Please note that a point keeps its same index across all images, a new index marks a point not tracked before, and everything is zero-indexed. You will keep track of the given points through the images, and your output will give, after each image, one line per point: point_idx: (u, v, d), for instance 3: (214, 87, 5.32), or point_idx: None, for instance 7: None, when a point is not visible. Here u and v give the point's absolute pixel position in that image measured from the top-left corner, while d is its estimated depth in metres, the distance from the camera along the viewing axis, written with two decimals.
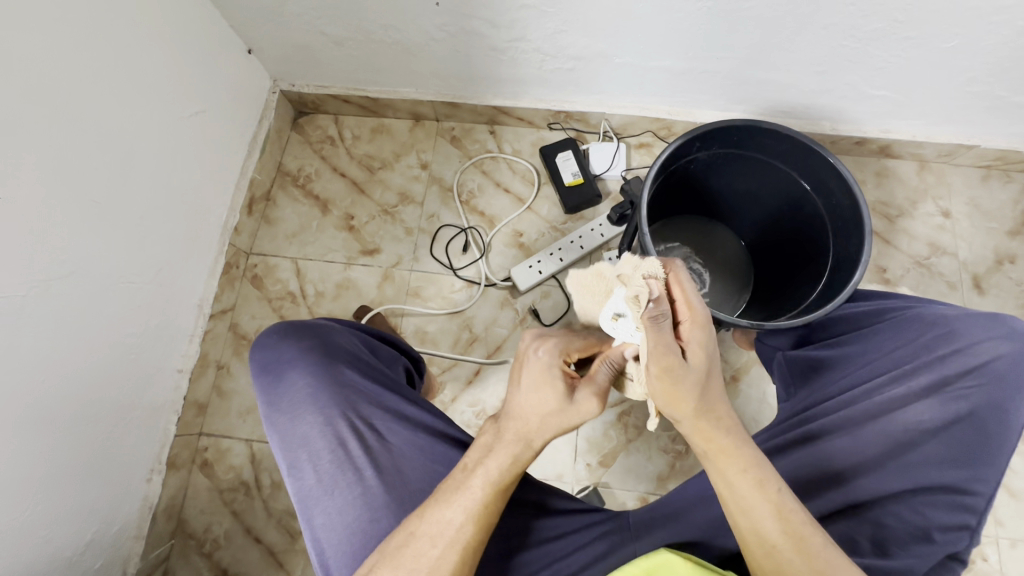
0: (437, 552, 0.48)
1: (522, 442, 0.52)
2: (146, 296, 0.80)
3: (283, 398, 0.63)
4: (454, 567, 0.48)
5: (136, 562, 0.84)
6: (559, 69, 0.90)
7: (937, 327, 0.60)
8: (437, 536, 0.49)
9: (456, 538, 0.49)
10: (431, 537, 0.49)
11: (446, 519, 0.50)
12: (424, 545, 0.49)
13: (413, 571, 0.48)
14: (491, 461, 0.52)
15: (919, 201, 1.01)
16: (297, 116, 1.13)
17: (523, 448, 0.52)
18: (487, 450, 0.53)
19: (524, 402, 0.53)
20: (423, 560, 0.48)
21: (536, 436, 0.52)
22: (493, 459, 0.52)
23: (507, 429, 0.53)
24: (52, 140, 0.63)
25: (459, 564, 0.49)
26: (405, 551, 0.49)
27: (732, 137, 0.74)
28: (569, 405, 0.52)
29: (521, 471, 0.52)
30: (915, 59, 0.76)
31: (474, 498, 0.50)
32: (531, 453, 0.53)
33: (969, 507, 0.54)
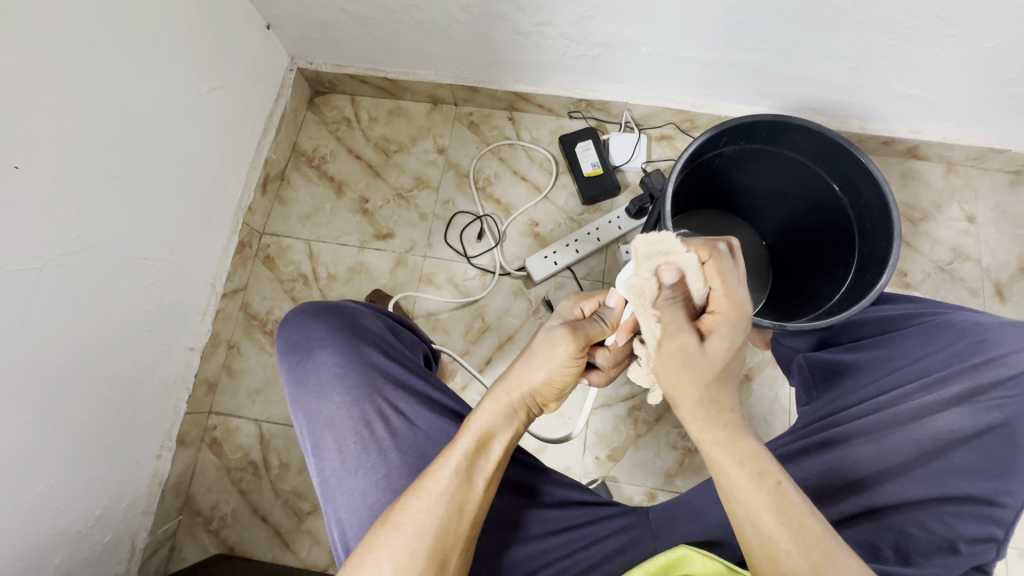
0: (423, 508, 0.48)
1: (512, 397, 0.53)
2: (159, 273, 0.80)
3: (310, 376, 0.63)
4: (438, 523, 0.47)
5: (144, 538, 0.85)
6: (583, 56, 0.88)
7: (969, 336, 0.60)
8: (423, 490, 0.49)
9: (443, 491, 0.48)
10: (418, 491, 0.49)
11: (433, 473, 0.49)
12: (413, 500, 0.48)
13: (400, 526, 0.47)
14: (479, 415, 0.52)
15: (944, 205, 0.99)
16: (313, 96, 1.11)
17: (511, 403, 0.53)
18: (476, 407, 0.54)
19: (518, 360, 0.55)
20: (411, 516, 0.47)
21: (523, 386, 0.53)
22: (480, 413, 0.52)
23: (498, 387, 0.54)
24: (69, 111, 0.61)
25: (444, 522, 0.47)
26: (395, 509, 0.48)
27: (760, 132, 0.72)
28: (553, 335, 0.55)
29: (510, 428, 0.53)
30: (952, 58, 0.74)
31: (459, 452, 0.50)
32: (518, 411, 0.53)
33: (998, 519, 0.53)
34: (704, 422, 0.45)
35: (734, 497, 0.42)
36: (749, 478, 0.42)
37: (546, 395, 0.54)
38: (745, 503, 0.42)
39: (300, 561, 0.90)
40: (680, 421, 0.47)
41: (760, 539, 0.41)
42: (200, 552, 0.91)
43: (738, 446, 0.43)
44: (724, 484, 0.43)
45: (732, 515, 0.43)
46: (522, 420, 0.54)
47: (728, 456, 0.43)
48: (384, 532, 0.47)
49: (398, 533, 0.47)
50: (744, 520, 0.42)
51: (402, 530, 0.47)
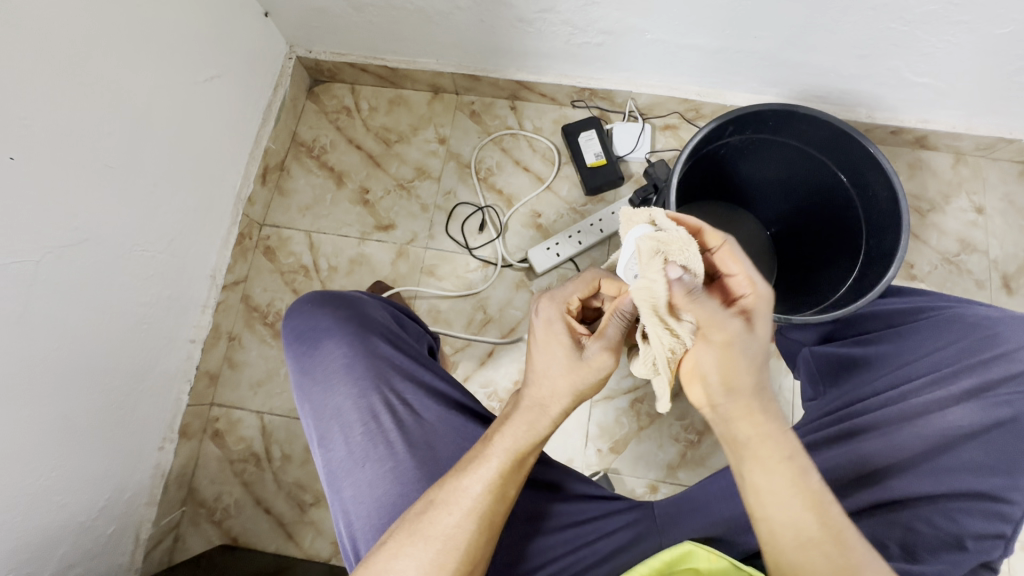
0: (453, 522, 0.48)
1: (545, 411, 0.52)
2: (159, 265, 0.79)
3: (317, 367, 0.63)
4: (469, 537, 0.47)
5: (148, 528, 0.85)
6: (586, 44, 0.87)
7: (979, 330, 0.59)
8: (454, 505, 0.48)
9: (474, 507, 0.48)
10: (447, 505, 0.48)
11: (464, 488, 0.49)
12: (440, 512, 0.48)
13: (429, 539, 0.47)
14: (510, 431, 0.51)
15: (952, 196, 0.98)
16: (313, 85, 1.10)
17: (542, 417, 0.52)
18: (505, 421, 0.52)
19: (545, 372, 0.52)
20: (440, 528, 0.48)
21: (552, 403, 0.52)
22: (513, 430, 0.51)
23: (527, 402, 0.53)
24: (65, 101, 0.60)
25: (474, 535, 0.48)
26: (422, 519, 0.48)
27: (767, 122, 0.71)
28: (580, 362, 0.51)
29: (541, 442, 0.52)
30: (965, 45, 0.72)
31: (492, 469, 0.49)
32: (550, 425, 0.52)
33: (1006, 516, 0.52)
34: (733, 426, 0.46)
35: (776, 499, 0.44)
36: (794, 478, 0.44)
37: (573, 406, 0.53)
38: (781, 505, 0.44)
39: (303, 552, 0.91)
40: (714, 422, 0.47)
41: (799, 540, 0.44)
42: (204, 543, 0.92)
43: (766, 450, 0.45)
44: (753, 486, 0.45)
45: (757, 518, 0.46)
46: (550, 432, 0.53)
47: (759, 459, 0.45)
48: (410, 542, 0.47)
49: (426, 544, 0.47)
50: (770, 523, 0.45)
51: (432, 543, 0.47)
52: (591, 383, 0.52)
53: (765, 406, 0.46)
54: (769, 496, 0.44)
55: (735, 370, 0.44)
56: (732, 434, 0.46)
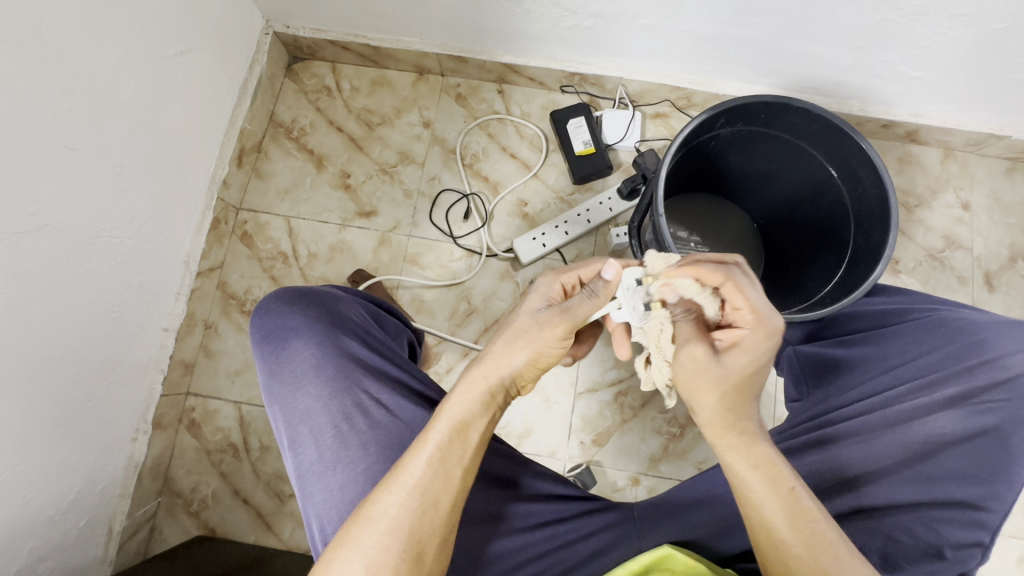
0: (395, 502, 0.47)
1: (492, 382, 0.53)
2: (128, 252, 0.76)
3: (285, 368, 0.61)
4: (411, 516, 0.47)
5: (122, 520, 0.83)
6: (577, 27, 0.84)
7: (964, 336, 0.61)
8: (395, 483, 0.48)
9: (415, 484, 0.48)
10: (390, 485, 0.48)
11: (406, 467, 0.49)
12: (384, 494, 0.48)
13: (374, 522, 0.47)
14: (453, 403, 0.52)
15: (939, 191, 0.98)
16: (292, 62, 1.05)
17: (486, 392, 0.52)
18: (448, 396, 0.53)
19: (505, 343, 0.53)
20: (382, 510, 0.47)
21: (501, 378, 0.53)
22: (455, 401, 0.52)
23: (468, 375, 0.53)
24: (22, 77, 0.56)
25: (417, 515, 0.47)
26: (368, 505, 0.48)
27: (759, 114, 0.69)
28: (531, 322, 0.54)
29: (485, 414, 0.52)
30: (961, 39, 0.71)
31: (434, 444, 0.49)
32: (495, 395, 0.53)
33: (984, 525, 0.54)
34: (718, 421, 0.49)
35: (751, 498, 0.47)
36: (763, 481, 0.47)
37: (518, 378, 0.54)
38: (760, 506, 0.46)
39: (282, 542, 0.90)
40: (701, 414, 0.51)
41: (772, 542, 0.46)
42: (181, 533, 0.91)
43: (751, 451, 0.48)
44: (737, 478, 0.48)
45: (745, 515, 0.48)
46: (496, 405, 0.53)
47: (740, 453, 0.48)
48: (355, 527, 0.47)
49: (370, 529, 0.46)
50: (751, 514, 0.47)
51: (376, 527, 0.46)
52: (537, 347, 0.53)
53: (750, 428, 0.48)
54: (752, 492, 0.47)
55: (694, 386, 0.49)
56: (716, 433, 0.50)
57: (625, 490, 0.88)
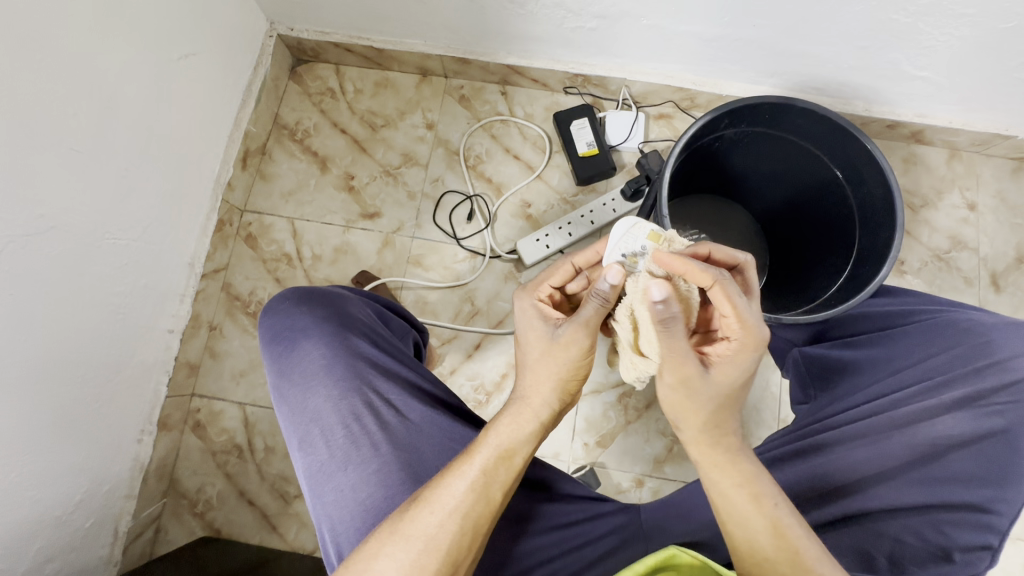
0: (435, 521, 0.47)
1: (534, 412, 0.54)
2: (133, 254, 0.76)
3: (295, 368, 0.61)
4: (450, 538, 0.47)
5: (127, 521, 0.84)
6: (580, 28, 0.84)
7: (973, 337, 0.60)
8: (437, 502, 0.48)
9: (458, 506, 0.48)
10: (431, 504, 0.48)
11: (448, 486, 0.49)
12: (422, 511, 0.48)
13: (409, 538, 0.46)
14: (500, 429, 0.53)
15: (945, 192, 0.97)
16: (296, 64, 1.06)
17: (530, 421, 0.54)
18: (494, 422, 0.54)
19: (544, 374, 0.54)
20: (420, 527, 0.47)
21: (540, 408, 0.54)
22: (502, 427, 0.53)
23: (514, 403, 0.55)
24: (28, 81, 0.56)
25: (456, 536, 0.47)
26: (403, 519, 0.48)
27: (764, 115, 0.69)
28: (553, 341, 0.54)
29: (528, 444, 0.53)
30: (967, 39, 0.70)
31: (478, 467, 0.50)
32: (537, 426, 0.54)
33: (992, 527, 0.53)
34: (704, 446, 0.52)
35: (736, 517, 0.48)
36: (749, 499, 0.48)
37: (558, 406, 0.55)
38: (744, 525, 0.48)
39: (287, 543, 0.90)
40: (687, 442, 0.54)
41: (755, 560, 0.47)
42: (186, 534, 0.91)
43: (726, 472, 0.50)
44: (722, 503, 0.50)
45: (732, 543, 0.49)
46: (541, 434, 0.55)
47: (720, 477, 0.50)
48: (390, 542, 0.46)
49: (407, 545, 0.46)
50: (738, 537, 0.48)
51: (411, 543, 0.46)
52: (568, 367, 0.54)
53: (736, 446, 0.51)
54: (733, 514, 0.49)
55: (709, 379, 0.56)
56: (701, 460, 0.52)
57: (629, 491, 0.88)
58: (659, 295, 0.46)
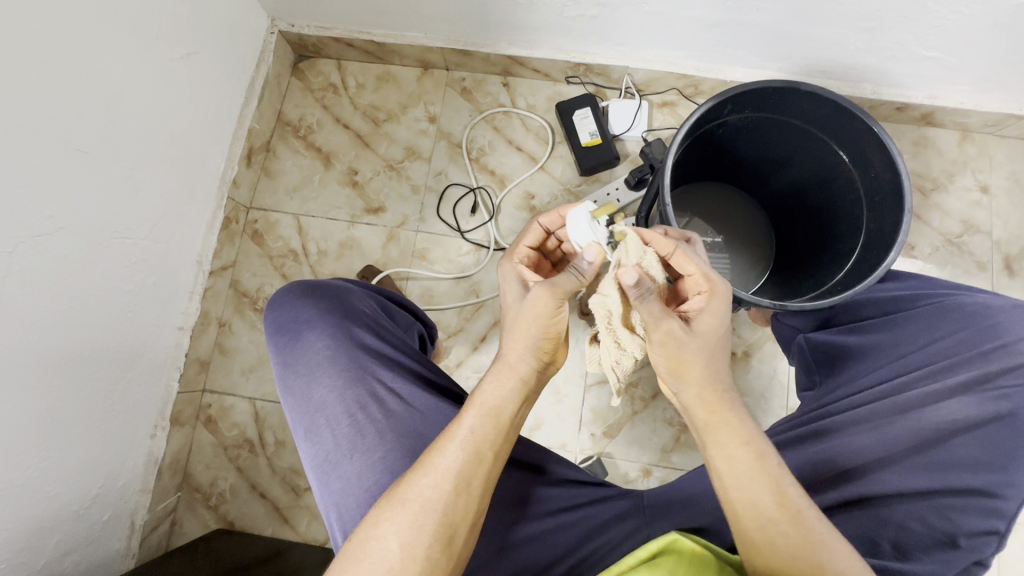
0: (431, 484, 0.48)
1: (521, 365, 0.55)
2: (142, 253, 0.77)
3: (300, 360, 0.62)
4: (445, 498, 0.47)
5: (143, 514, 0.86)
6: (582, 16, 0.83)
7: (979, 320, 0.60)
8: (430, 466, 0.49)
9: (451, 467, 0.48)
10: (425, 467, 0.49)
11: (440, 449, 0.50)
12: (418, 475, 0.48)
13: (407, 501, 0.47)
14: (484, 392, 0.53)
15: (957, 174, 0.95)
16: (297, 60, 1.06)
17: (512, 378, 0.54)
18: (479, 386, 0.54)
19: (521, 333, 0.55)
20: (417, 491, 0.47)
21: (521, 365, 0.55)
22: (485, 391, 0.53)
23: (497, 364, 0.55)
24: (33, 83, 0.57)
25: (451, 497, 0.48)
26: (402, 487, 0.48)
27: (767, 100, 0.68)
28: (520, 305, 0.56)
29: (514, 401, 0.53)
30: (977, 17, 0.69)
31: (468, 427, 0.51)
32: (523, 385, 0.55)
33: (999, 512, 0.53)
34: (700, 413, 0.52)
35: (736, 474, 0.49)
36: (750, 458, 0.49)
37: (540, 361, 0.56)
38: (748, 490, 0.48)
39: (299, 535, 0.92)
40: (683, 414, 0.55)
41: (760, 523, 0.47)
42: (201, 527, 0.93)
43: (728, 436, 0.50)
44: (720, 470, 0.50)
45: (727, 504, 0.49)
46: (529, 389, 0.55)
47: (722, 443, 0.50)
48: (389, 507, 0.47)
49: (404, 508, 0.47)
50: (734, 503, 0.48)
51: (409, 506, 0.47)
52: (539, 329, 0.55)
53: (723, 395, 0.52)
54: (733, 478, 0.48)
55: (679, 358, 0.51)
56: (694, 421, 0.53)
57: (637, 481, 0.88)
58: (632, 278, 0.51)
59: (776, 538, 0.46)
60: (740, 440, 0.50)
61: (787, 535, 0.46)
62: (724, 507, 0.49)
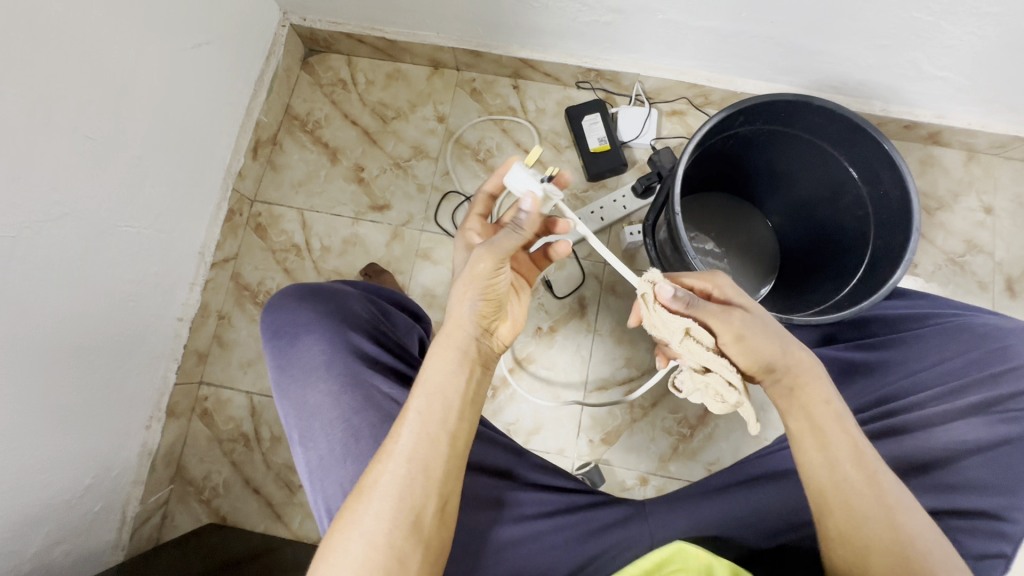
0: (387, 471, 0.47)
1: (461, 337, 0.54)
2: (145, 242, 0.77)
3: (296, 364, 0.61)
4: (402, 484, 0.46)
5: (135, 506, 0.85)
6: (595, 22, 0.83)
7: (988, 343, 0.61)
8: (386, 453, 0.48)
9: (405, 451, 0.47)
10: (382, 456, 0.48)
11: (393, 437, 0.49)
12: (376, 465, 0.48)
13: (368, 492, 0.46)
14: (428, 372, 0.52)
15: (961, 194, 0.96)
16: (308, 55, 1.05)
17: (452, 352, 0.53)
18: (424, 365, 0.53)
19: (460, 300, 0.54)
20: (375, 479, 0.47)
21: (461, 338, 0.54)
22: (430, 370, 0.52)
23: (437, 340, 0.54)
24: (43, 67, 0.56)
25: (410, 481, 0.46)
26: (364, 478, 0.47)
27: (779, 113, 0.68)
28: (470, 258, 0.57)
29: (458, 375, 0.52)
30: (990, 38, 0.69)
31: (416, 411, 0.49)
32: (465, 358, 0.53)
33: (1007, 535, 0.51)
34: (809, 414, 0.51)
35: (817, 439, 0.49)
36: (830, 427, 0.50)
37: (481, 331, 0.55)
38: (863, 496, 0.46)
39: (292, 532, 0.91)
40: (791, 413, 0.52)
41: (889, 537, 0.44)
42: (192, 520, 0.92)
43: (836, 430, 0.49)
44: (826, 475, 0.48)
45: (838, 520, 0.46)
46: (474, 363, 0.54)
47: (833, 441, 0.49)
48: (354, 497, 0.47)
49: (366, 499, 0.46)
50: (849, 517, 0.46)
51: (369, 494, 0.46)
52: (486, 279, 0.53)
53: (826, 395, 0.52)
54: (853, 484, 0.47)
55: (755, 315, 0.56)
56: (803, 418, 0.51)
57: (634, 489, 0.88)
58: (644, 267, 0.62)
59: (862, 518, 0.45)
60: (844, 438, 0.49)
61: (873, 522, 0.45)
62: (829, 517, 0.47)
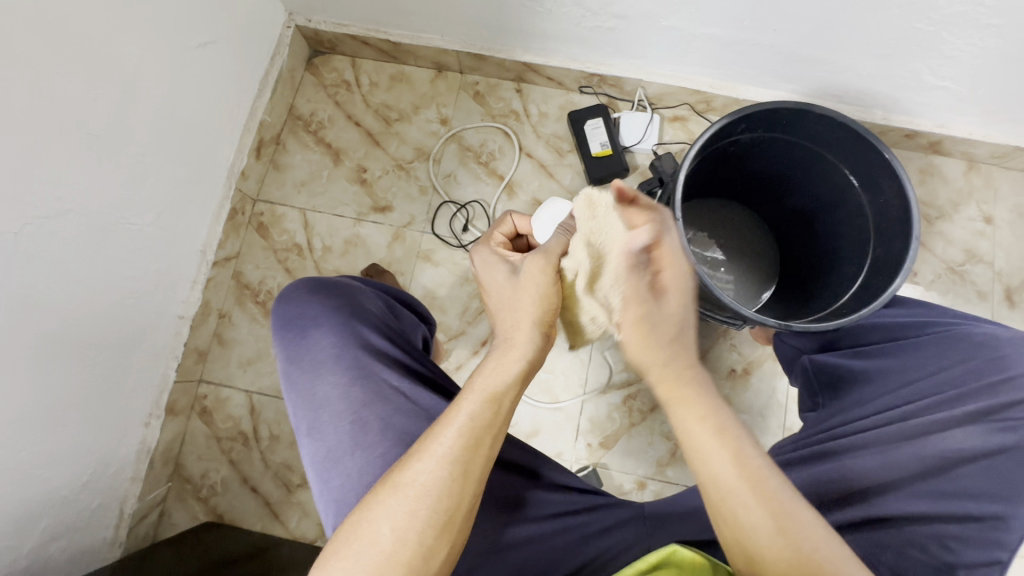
0: (424, 469, 0.46)
1: (521, 344, 0.53)
2: (147, 240, 0.77)
3: (306, 355, 0.61)
4: (441, 484, 0.45)
5: (132, 503, 0.85)
6: (598, 28, 0.83)
7: (986, 351, 0.61)
8: (427, 450, 0.47)
9: (447, 453, 0.46)
10: (421, 453, 0.47)
11: (437, 436, 0.48)
12: (413, 461, 0.47)
13: (404, 488, 0.46)
14: (482, 375, 0.51)
15: (961, 204, 0.96)
16: (312, 56, 1.06)
17: (512, 359, 0.52)
18: (478, 367, 0.52)
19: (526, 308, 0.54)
20: (411, 476, 0.46)
21: (520, 342, 0.53)
22: (484, 372, 0.51)
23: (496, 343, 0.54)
24: (50, 65, 0.57)
25: (447, 484, 0.46)
26: (399, 474, 0.47)
27: (781, 120, 0.69)
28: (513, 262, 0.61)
29: (514, 382, 0.51)
30: (991, 49, 0.69)
31: (467, 412, 0.48)
32: (524, 366, 0.52)
33: (1002, 543, 0.52)
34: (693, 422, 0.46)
35: (705, 462, 0.45)
36: (709, 441, 0.45)
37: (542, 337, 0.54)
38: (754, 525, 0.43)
39: (288, 532, 0.91)
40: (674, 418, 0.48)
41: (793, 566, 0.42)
42: (190, 518, 0.92)
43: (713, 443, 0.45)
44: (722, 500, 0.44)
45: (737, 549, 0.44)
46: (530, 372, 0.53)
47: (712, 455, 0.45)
48: (385, 491, 0.46)
49: (398, 495, 0.45)
50: (750, 548, 0.43)
51: (405, 492, 0.45)
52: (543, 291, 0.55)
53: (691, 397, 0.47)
54: (748, 512, 0.43)
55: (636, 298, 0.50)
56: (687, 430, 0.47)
57: (631, 493, 0.88)
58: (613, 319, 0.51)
59: (756, 549, 0.43)
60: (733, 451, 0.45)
61: (774, 559, 0.43)
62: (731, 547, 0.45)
